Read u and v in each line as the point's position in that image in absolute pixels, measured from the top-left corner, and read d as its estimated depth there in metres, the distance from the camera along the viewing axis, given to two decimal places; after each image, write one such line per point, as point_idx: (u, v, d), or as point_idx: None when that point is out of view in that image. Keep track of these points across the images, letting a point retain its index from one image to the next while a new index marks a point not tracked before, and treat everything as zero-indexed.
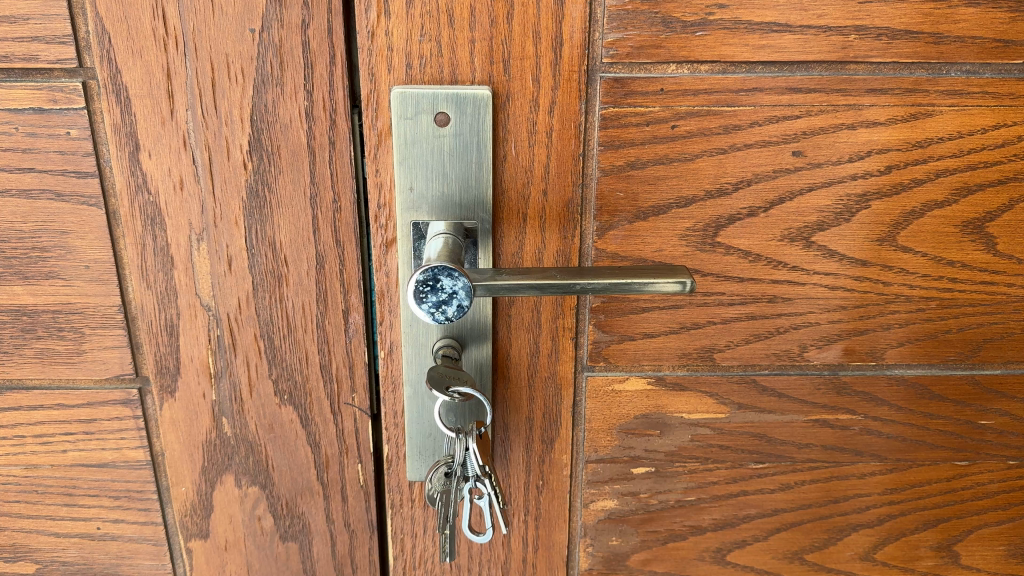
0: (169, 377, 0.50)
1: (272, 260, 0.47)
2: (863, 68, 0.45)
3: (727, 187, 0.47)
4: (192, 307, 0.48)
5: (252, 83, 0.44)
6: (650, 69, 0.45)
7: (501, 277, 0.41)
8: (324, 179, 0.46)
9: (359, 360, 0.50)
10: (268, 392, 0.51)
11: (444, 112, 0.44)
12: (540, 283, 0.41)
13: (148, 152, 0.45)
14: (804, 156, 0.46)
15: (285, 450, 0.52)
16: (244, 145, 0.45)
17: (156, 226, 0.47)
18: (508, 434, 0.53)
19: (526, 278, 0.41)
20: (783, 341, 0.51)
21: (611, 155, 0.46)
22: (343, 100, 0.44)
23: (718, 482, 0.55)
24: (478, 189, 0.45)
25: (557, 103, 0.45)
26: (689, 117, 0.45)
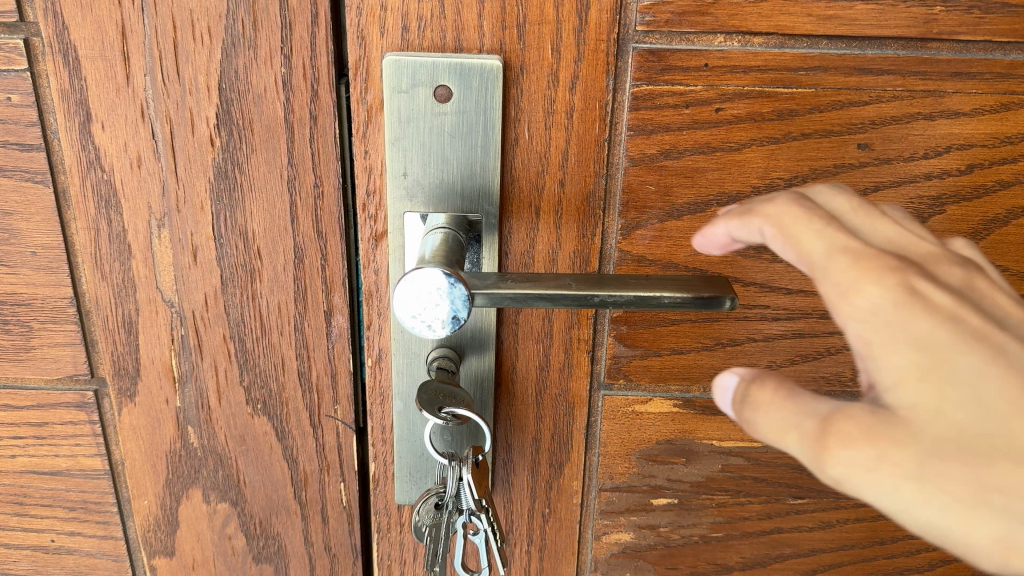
0: (129, 379, 0.44)
1: (243, 252, 0.41)
2: (947, 47, 0.38)
3: (778, 183, 0.40)
4: (153, 302, 0.42)
5: (220, 45, 0.37)
6: (693, 40, 0.37)
7: (506, 285, 0.35)
8: (304, 160, 0.39)
9: (342, 368, 0.44)
10: (239, 401, 0.44)
11: (445, 85, 0.37)
12: (552, 292, 0.34)
13: (101, 123, 0.39)
14: (871, 150, 0.39)
15: (257, 465, 0.46)
16: (211, 118, 0.38)
17: (111, 209, 0.40)
18: (511, 456, 0.46)
19: (536, 287, 0.35)
20: (833, 364, 0.44)
21: (642, 141, 0.39)
22: (327, 67, 0.37)
23: (750, 517, 0.48)
24: (484, 179, 0.39)
25: (580, 77, 0.38)
26: (737, 100, 0.38)
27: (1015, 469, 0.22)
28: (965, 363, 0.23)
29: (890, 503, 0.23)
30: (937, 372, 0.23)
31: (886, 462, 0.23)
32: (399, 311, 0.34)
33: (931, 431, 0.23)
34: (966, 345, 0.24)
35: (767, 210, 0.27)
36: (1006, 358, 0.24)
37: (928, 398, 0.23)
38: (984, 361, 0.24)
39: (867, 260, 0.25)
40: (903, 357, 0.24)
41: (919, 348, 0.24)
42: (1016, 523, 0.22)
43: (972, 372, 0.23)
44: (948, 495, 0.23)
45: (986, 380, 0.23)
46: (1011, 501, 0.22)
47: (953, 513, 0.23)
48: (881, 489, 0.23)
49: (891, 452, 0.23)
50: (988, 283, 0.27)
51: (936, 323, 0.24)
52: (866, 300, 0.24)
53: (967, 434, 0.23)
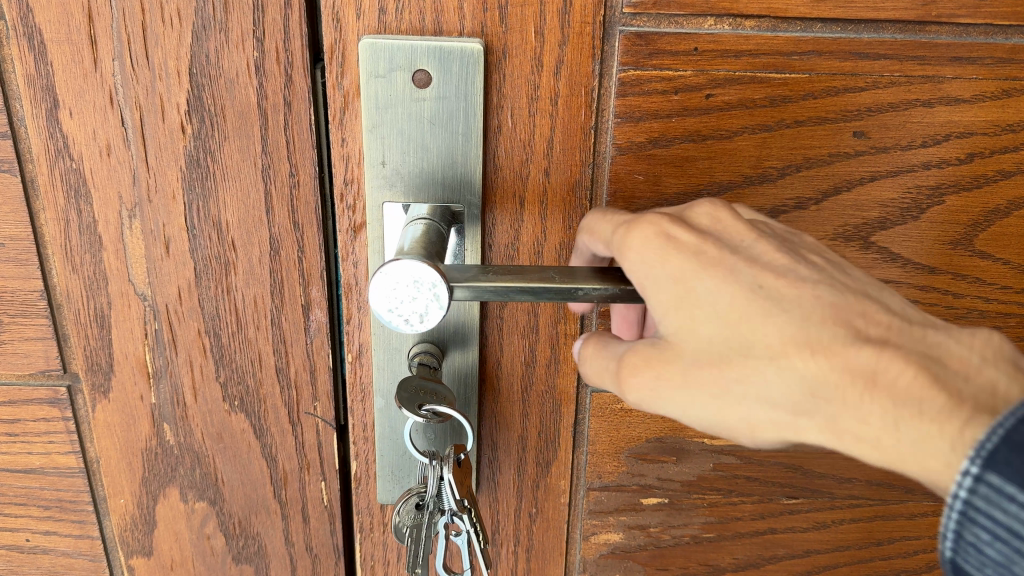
0: (102, 375, 0.43)
1: (217, 243, 0.40)
2: (946, 31, 0.36)
3: (771, 172, 0.38)
4: (125, 296, 0.41)
5: (191, 28, 0.35)
6: (682, 23, 0.36)
7: (488, 277, 0.33)
8: (279, 148, 0.38)
9: (321, 364, 0.42)
10: (215, 397, 0.43)
11: (424, 69, 0.35)
12: (534, 286, 0.33)
13: (69, 110, 0.37)
14: (867, 138, 0.38)
15: (235, 463, 0.45)
16: (182, 104, 0.37)
17: (81, 199, 0.39)
18: (496, 454, 0.45)
19: (518, 279, 0.33)
20: None
21: (630, 128, 0.38)
22: (302, 51, 0.36)
23: (742, 518, 0.47)
24: (466, 167, 0.38)
25: (565, 62, 0.36)
26: (728, 85, 0.37)
27: (748, 362, 0.29)
28: (702, 286, 0.30)
29: (676, 411, 0.31)
30: (684, 300, 0.30)
31: (664, 377, 0.30)
32: (374, 306, 0.33)
33: (684, 345, 0.30)
34: (704, 272, 0.30)
35: (586, 224, 0.35)
36: (732, 274, 0.30)
37: (679, 319, 0.30)
38: (716, 279, 0.30)
39: (640, 229, 0.31)
40: (663, 295, 0.30)
41: (671, 280, 0.30)
42: (752, 403, 0.29)
43: (709, 291, 0.30)
44: (704, 396, 0.30)
45: (719, 294, 0.30)
46: (745, 388, 0.29)
47: (711, 407, 0.30)
48: (666, 400, 0.30)
49: (662, 367, 0.30)
50: (733, 216, 0.32)
51: (682, 260, 0.30)
52: (634, 255, 0.31)
53: (715, 344, 0.29)
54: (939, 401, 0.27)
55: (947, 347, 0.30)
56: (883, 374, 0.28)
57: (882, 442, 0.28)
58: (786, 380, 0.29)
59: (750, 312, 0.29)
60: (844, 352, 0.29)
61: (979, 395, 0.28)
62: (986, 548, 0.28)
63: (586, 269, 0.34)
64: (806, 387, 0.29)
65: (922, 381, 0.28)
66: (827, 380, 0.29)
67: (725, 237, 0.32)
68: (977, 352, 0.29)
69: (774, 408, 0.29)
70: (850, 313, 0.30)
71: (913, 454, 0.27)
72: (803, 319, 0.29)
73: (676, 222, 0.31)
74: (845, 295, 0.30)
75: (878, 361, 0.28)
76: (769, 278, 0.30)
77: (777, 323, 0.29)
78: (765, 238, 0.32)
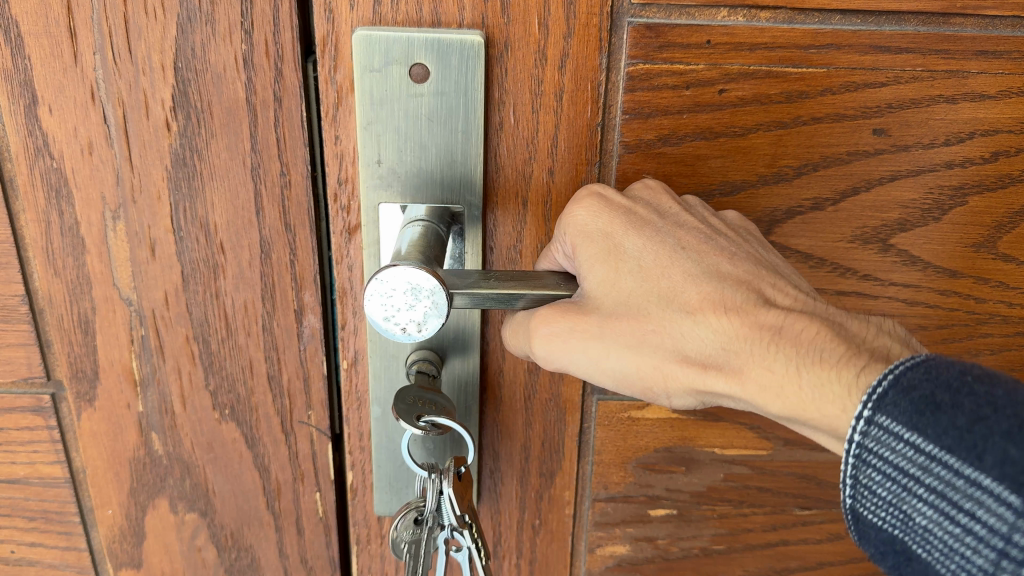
0: (87, 383, 0.41)
1: (204, 246, 0.38)
2: (972, 23, 0.34)
3: (787, 172, 0.37)
4: (110, 301, 0.39)
5: (175, 20, 0.34)
6: (694, 14, 0.34)
7: (489, 283, 0.32)
8: (269, 147, 0.36)
9: (315, 372, 0.41)
10: (205, 406, 0.41)
11: (421, 64, 0.34)
12: (535, 294, 0.32)
13: (49, 106, 0.35)
14: (887, 135, 0.36)
15: (227, 474, 0.43)
16: (167, 101, 0.35)
17: (62, 199, 0.37)
18: (498, 465, 0.43)
19: (519, 286, 0.32)
20: None
21: (639, 126, 0.36)
22: (292, 44, 0.34)
23: (753, 529, 0.45)
24: (466, 167, 0.36)
25: (570, 55, 0.34)
26: (742, 80, 0.35)
27: (666, 316, 0.31)
28: (629, 243, 0.32)
29: (587, 365, 0.32)
30: (611, 254, 0.32)
31: (578, 332, 0.31)
32: (371, 315, 0.31)
33: (604, 300, 0.32)
34: (632, 232, 0.32)
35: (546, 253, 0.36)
36: (659, 236, 0.32)
37: (605, 273, 0.32)
38: (641, 240, 0.32)
39: (575, 198, 0.33)
40: (590, 251, 0.32)
41: (600, 239, 0.32)
42: (666, 357, 0.31)
43: (635, 249, 0.32)
44: (620, 345, 0.31)
45: (644, 252, 0.32)
46: (662, 340, 0.31)
47: (625, 356, 0.32)
48: (579, 350, 0.32)
49: (579, 321, 0.31)
50: (665, 189, 0.34)
51: (611, 215, 0.32)
52: (567, 216, 0.33)
53: (635, 297, 0.32)
54: (841, 350, 0.30)
55: (846, 315, 0.33)
56: (788, 329, 0.31)
57: (785, 392, 0.30)
58: (702, 336, 0.31)
59: (668, 270, 0.32)
60: (754, 311, 0.31)
61: (876, 351, 0.31)
62: (878, 490, 0.29)
63: (557, 277, 0.33)
64: (722, 343, 0.31)
65: (824, 336, 0.31)
66: (740, 339, 0.31)
67: (654, 202, 0.34)
68: (872, 323, 0.33)
69: (688, 362, 0.31)
70: (756, 280, 0.32)
71: (814, 401, 0.30)
72: (719, 283, 0.32)
73: (611, 189, 0.34)
74: (756, 264, 0.33)
75: (784, 318, 0.31)
76: (690, 241, 0.33)
77: (693, 280, 0.32)
78: (691, 209, 0.34)
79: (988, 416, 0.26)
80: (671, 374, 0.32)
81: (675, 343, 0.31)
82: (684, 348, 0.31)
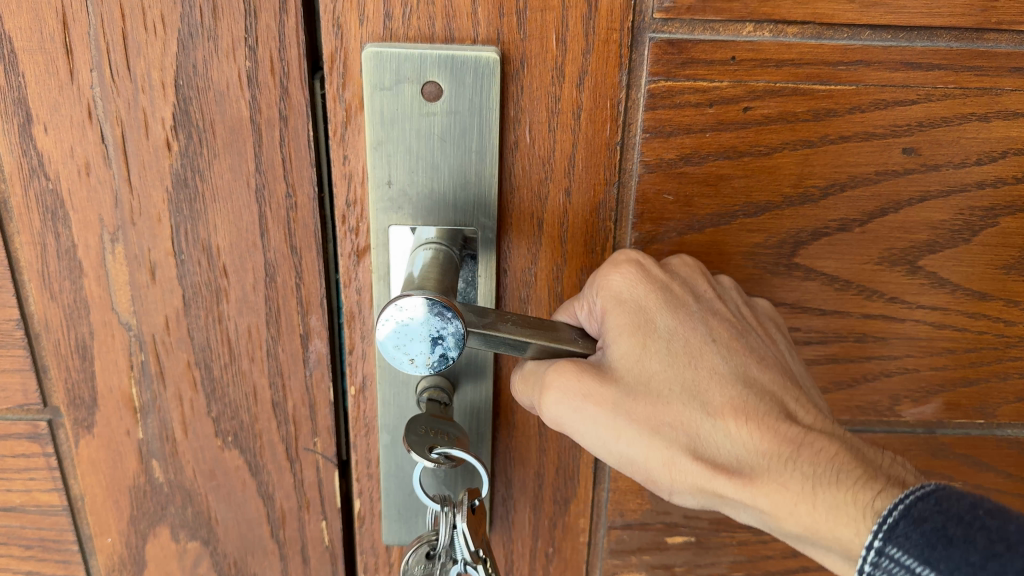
0: (85, 410, 0.40)
1: (206, 269, 0.36)
2: (1007, 39, 0.33)
3: (813, 192, 0.35)
4: (108, 326, 0.38)
5: (176, 36, 0.32)
6: (719, 30, 0.32)
7: (508, 327, 0.31)
8: (274, 167, 0.34)
9: (322, 398, 0.39)
10: (207, 433, 0.40)
11: (434, 81, 0.32)
12: (554, 346, 0.32)
13: (44, 125, 0.34)
14: (918, 155, 0.35)
15: (230, 502, 0.42)
16: (168, 120, 0.33)
17: (58, 221, 0.36)
18: (511, 492, 0.41)
19: (538, 336, 0.31)
20: (869, 393, 0.40)
21: (659, 144, 0.34)
22: (299, 60, 0.33)
23: (773, 556, 0.44)
24: (480, 188, 0.34)
25: (589, 72, 0.33)
26: (768, 98, 0.33)
27: (684, 409, 0.30)
28: (662, 323, 0.31)
29: (595, 437, 0.30)
30: (642, 329, 0.31)
31: (591, 403, 0.30)
32: (381, 341, 0.30)
33: (626, 376, 0.30)
34: (665, 311, 0.31)
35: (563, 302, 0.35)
36: (691, 322, 0.31)
37: (632, 345, 0.30)
38: (674, 320, 0.31)
39: (612, 261, 0.32)
40: (621, 320, 0.31)
41: (632, 311, 0.31)
42: (675, 448, 0.30)
43: (667, 329, 0.31)
44: (635, 425, 0.30)
45: (675, 335, 0.31)
46: (676, 430, 0.30)
47: (633, 436, 0.30)
48: (587, 418, 0.30)
49: (597, 391, 0.30)
50: (699, 268, 0.33)
51: (647, 290, 0.31)
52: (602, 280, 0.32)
53: (657, 381, 0.30)
54: (860, 474, 0.29)
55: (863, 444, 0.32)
56: (808, 447, 0.30)
57: (797, 510, 0.29)
58: (719, 433, 0.30)
59: (697, 358, 0.31)
60: (776, 423, 0.30)
61: (894, 480, 0.30)
62: None
63: (574, 331, 0.33)
64: (739, 444, 0.30)
65: (843, 461, 0.30)
66: (758, 446, 0.30)
67: (690, 282, 0.33)
68: (890, 456, 0.32)
69: (698, 456, 0.30)
70: (782, 392, 0.31)
71: (825, 523, 0.29)
72: (745, 386, 0.31)
73: (649, 258, 0.32)
74: (782, 372, 0.32)
75: (806, 437, 0.30)
76: (721, 333, 0.32)
77: (718, 376, 0.30)
78: (724, 300, 0.33)
79: (1001, 553, 0.26)
80: (680, 469, 0.30)
81: (690, 434, 0.30)
82: (699, 442, 0.30)
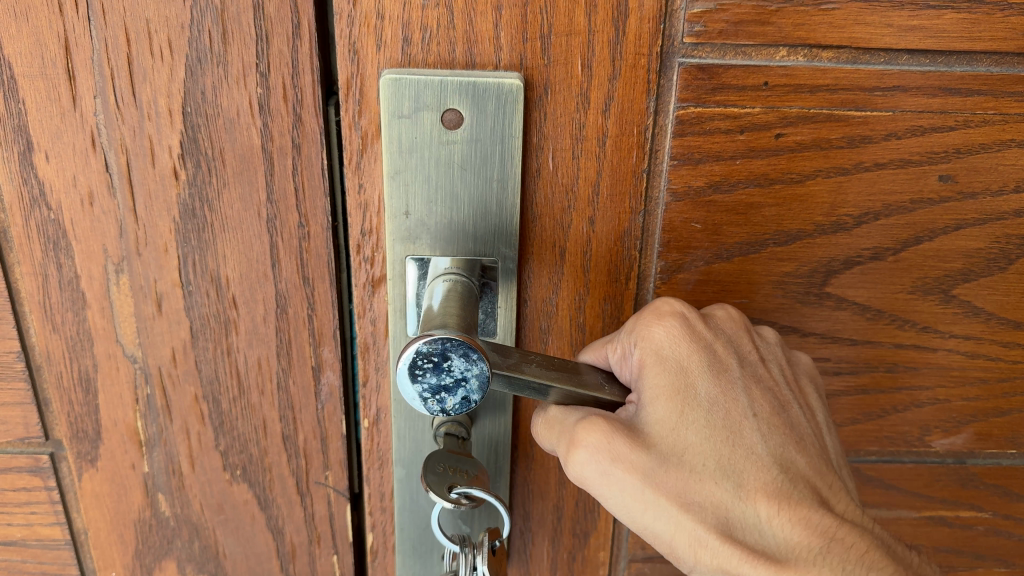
0: (88, 443, 0.38)
1: (215, 301, 0.35)
2: None
3: (846, 220, 0.34)
4: (113, 358, 0.36)
5: (185, 62, 0.31)
6: (751, 54, 0.31)
7: (533, 370, 0.30)
8: (286, 197, 0.33)
9: (334, 431, 0.38)
10: (215, 466, 0.39)
11: (454, 109, 0.31)
12: (579, 392, 0.30)
13: (46, 153, 0.32)
14: (954, 182, 0.33)
15: (238, 536, 0.40)
16: (175, 148, 0.32)
17: (60, 252, 0.34)
18: (529, 525, 0.40)
19: (564, 382, 0.30)
20: (899, 423, 0.39)
21: (687, 172, 0.33)
22: (313, 86, 0.31)
23: None
24: (501, 217, 0.33)
25: (615, 98, 0.32)
26: (801, 124, 0.32)
27: (719, 486, 0.29)
28: (704, 389, 0.30)
29: (621, 503, 0.29)
30: (683, 394, 0.30)
31: (622, 465, 0.28)
32: (399, 375, 0.28)
33: (661, 441, 0.29)
34: (707, 375, 0.30)
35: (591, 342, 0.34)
36: (732, 390, 0.31)
37: (670, 409, 0.29)
38: (715, 387, 0.30)
39: (655, 310, 0.31)
40: (663, 381, 0.30)
41: (673, 370, 0.30)
42: (702, 526, 0.28)
43: (708, 395, 0.30)
44: (665, 497, 0.28)
45: (716, 403, 0.30)
46: (706, 507, 0.28)
47: (660, 507, 0.28)
48: (615, 481, 0.28)
49: (629, 457, 0.28)
50: (743, 324, 0.33)
51: (691, 352, 0.31)
52: (644, 335, 0.31)
53: (692, 452, 0.29)
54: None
55: (887, 543, 0.31)
56: (837, 545, 0.29)
57: None
58: (751, 514, 0.29)
59: (736, 432, 0.30)
60: (809, 513, 0.29)
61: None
62: None
63: (599, 375, 0.32)
64: (770, 527, 0.29)
65: (868, 559, 0.29)
66: (791, 534, 0.29)
67: (732, 346, 0.32)
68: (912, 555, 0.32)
69: (726, 536, 0.28)
70: (815, 480, 0.31)
71: None
72: (780, 469, 0.30)
73: (693, 313, 0.32)
74: (818, 458, 0.31)
75: (836, 532, 0.29)
76: (761, 406, 0.31)
77: (756, 456, 0.30)
78: (765, 368, 0.32)
79: None
80: (707, 548, 0.28)
81: (720, 516, 0.29)
82: (729, 524, 0.29)
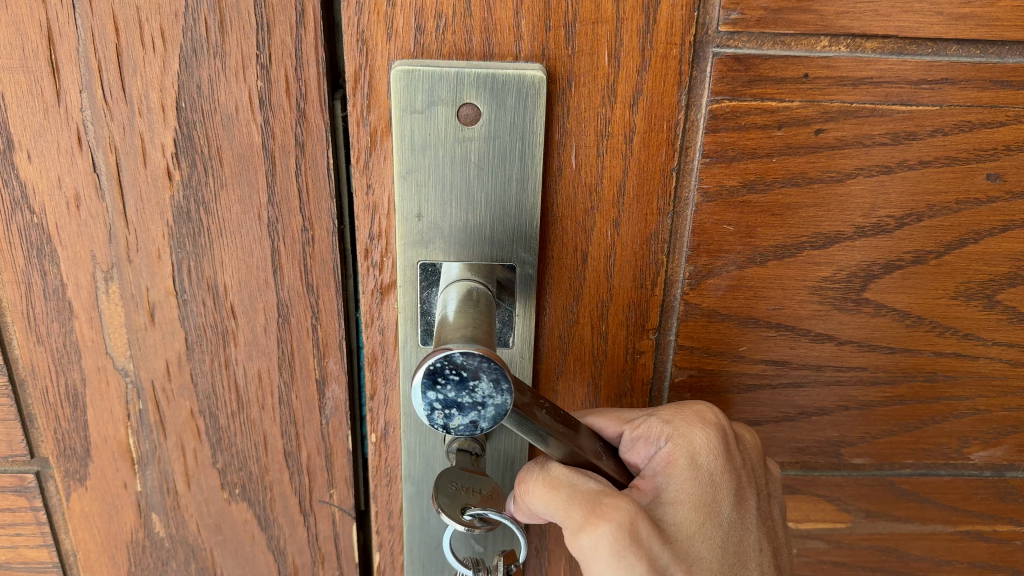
0: (77, 461, 0.36)
1: (211, 310, 0.33)
2: None
3: (888, 222, 0.32)
4: (103, 371, 0.34)
5: (178, 53, 0.28)
6: (791, 44, 0.29)
7: (547, 420, 0.28)
8: (289, 199, 0.31)
9: (340, 447, 0.36)
10: (212, 485, 0.36)
11: (471, 103, 0.28)
12: (578, 459, 0.29)
13: (28, 152, 0.30)
14: (1003, 181, 0.31)
15: (237, 557, 0.38)
16: (169, 146, 0.30)
17: (45, 259, 0.32)
18: (545, 543, 0.38)
19: (570, 445, 0.29)
20: (935, 435, 0.37)
21: (720, 170, 0.31)
22: (318, 79, 0.29)
23: None
24: (522, 219, 0.31)
25: (644, 91, 0.29)
26: (842, 119, 0.30)
27: None
28: (728, 509, 0.31)
29: None
30: (709, 509, 0.31)
31: (638, 559, 0.28)
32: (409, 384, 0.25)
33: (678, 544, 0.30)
34: (731, 494, 0.31)
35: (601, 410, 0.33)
36: (744, 515, 0.32)
37: (690, 518, 0.30)
38: (734, 509, 0.32)
39: (700, 414, 0.32)
40: (695, 490, 0.31)
41: (702, 482, 0.31)
42: None
43: (727, 518, 0.31)
44: None
45: (729, 528, 0.31)
46: None
47: None
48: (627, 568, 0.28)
49: (646, 550, 0.28)
50: (761, 451, 0.34)
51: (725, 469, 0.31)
52: (688, 434, 0.31)
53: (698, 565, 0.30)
54: None
55: None
56: None
57: None
58: None
59: (740, 562, 0.32)
60: None
61: None
62: None
63: (597, 443, 0.31)
64: None
65: None
66: None
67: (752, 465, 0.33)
68: None
69: None
70: None
71: None
72: None
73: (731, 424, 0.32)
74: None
75: None
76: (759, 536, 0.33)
77: None
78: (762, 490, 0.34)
79: None
80: None
81: None
82: None
